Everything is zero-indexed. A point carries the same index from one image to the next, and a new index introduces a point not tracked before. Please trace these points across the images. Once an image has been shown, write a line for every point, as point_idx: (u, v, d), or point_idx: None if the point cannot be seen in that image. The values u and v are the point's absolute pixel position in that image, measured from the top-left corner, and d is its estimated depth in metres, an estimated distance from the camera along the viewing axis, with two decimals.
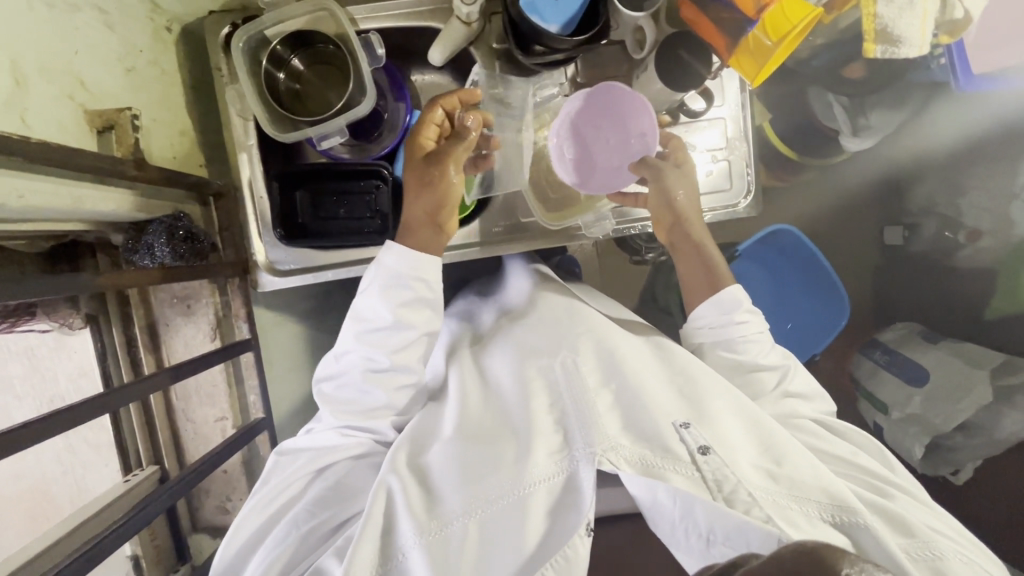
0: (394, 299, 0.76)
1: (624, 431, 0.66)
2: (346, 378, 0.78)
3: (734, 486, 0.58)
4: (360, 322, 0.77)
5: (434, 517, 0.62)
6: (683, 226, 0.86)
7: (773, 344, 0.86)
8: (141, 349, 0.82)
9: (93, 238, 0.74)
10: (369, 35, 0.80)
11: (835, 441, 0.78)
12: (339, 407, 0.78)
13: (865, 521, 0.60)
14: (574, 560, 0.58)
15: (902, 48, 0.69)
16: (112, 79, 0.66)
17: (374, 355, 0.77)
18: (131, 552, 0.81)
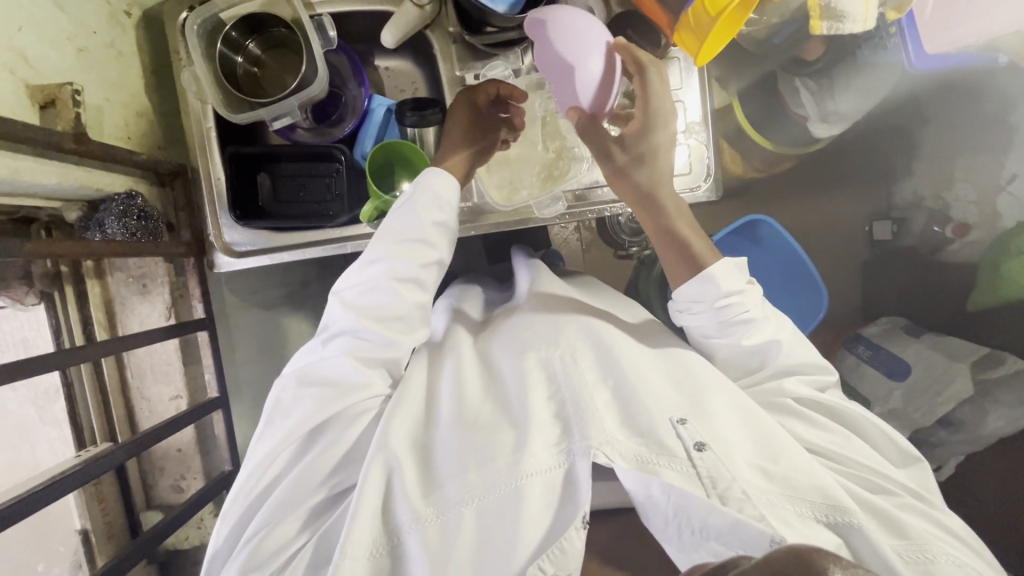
0: (430, 216, 0.75)
1: (621, 427, 0.67)
2: (370, 286, 0.74)
3: (728, 483, 0.61)
4: (391, 234, 0.74)
5: (429, 502, 0.64)
6: (651, 200, 0.73)
7: (765, 316, 0.77)
8: (96, 327, 0.83)
9: (47, 214, 0.74)
10: (321, 17, 0.80)
11: (846, 437, 0.75)
12: (363, 311, 0.73)
13: (854, 520, 0.62)
14: (569, 552, 0.60)
15: (847, 23, 0.69)
16: (59, 58, 0.67)
17: (400, 264, 0.74)
18: (80, 526, 0.84)
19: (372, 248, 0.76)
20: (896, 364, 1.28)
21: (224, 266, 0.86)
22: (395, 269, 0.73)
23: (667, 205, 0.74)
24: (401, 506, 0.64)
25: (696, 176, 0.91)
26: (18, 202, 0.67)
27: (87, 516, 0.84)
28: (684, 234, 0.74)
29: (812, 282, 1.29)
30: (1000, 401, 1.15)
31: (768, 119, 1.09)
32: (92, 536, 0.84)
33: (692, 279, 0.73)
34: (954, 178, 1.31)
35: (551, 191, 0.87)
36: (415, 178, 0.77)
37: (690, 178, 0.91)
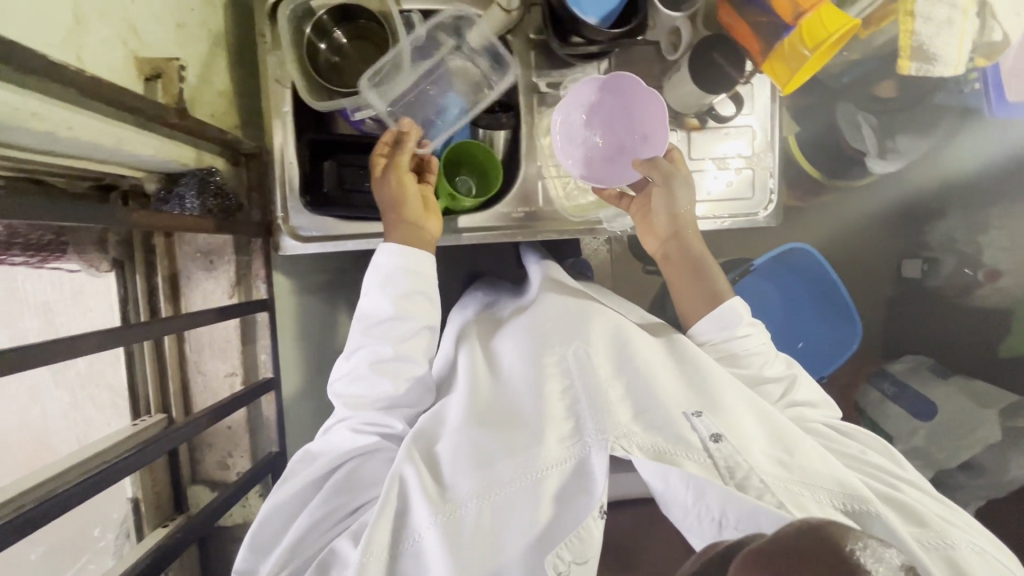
0: (393, 291, 0.75)
1: (636, 419, 0.66)
2: (361, 373, 0.75)
3: (746, 472, 0.60)
4: (370, 319, 0.76)
5: (446, 497, 0.62)
6: (678, 237, 0.85)
7: (777, 355, 0.84)
8: (161, 299, 0.83)
9: (128, 183, 0.75)
10: (410, 14, 0.84)
11: (846, 444, 0.77)
12: (353, 400, 0.75)
13: (876, 509, 0.61)
14: (588, 540, 0.58)
15: (937, 66, 0.69)
16: (163, 33, 0.68)
17: (377, 347, 0.75)
18: (131, 495, 0.84)
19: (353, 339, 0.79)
20: (922, 403, 1.31)
21: (289, 251, 0.86)
22: (373, 364, 0.75)
23: (688, 243, 0.86)
24: (416, 503, 0.62)
25: (758, 200, 0.93)
26: (108, 169, 0.67)
27: (138, 486, 0.84)
28: (706, 266, 0.84)
29: (846, 313, 1.33)
30: None
31: (819, 147, 1.12)
32: (141, 504, 0.84)
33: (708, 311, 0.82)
34: (988, 225, 1.32)
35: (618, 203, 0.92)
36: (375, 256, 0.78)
37: (750, 204, 0.93)
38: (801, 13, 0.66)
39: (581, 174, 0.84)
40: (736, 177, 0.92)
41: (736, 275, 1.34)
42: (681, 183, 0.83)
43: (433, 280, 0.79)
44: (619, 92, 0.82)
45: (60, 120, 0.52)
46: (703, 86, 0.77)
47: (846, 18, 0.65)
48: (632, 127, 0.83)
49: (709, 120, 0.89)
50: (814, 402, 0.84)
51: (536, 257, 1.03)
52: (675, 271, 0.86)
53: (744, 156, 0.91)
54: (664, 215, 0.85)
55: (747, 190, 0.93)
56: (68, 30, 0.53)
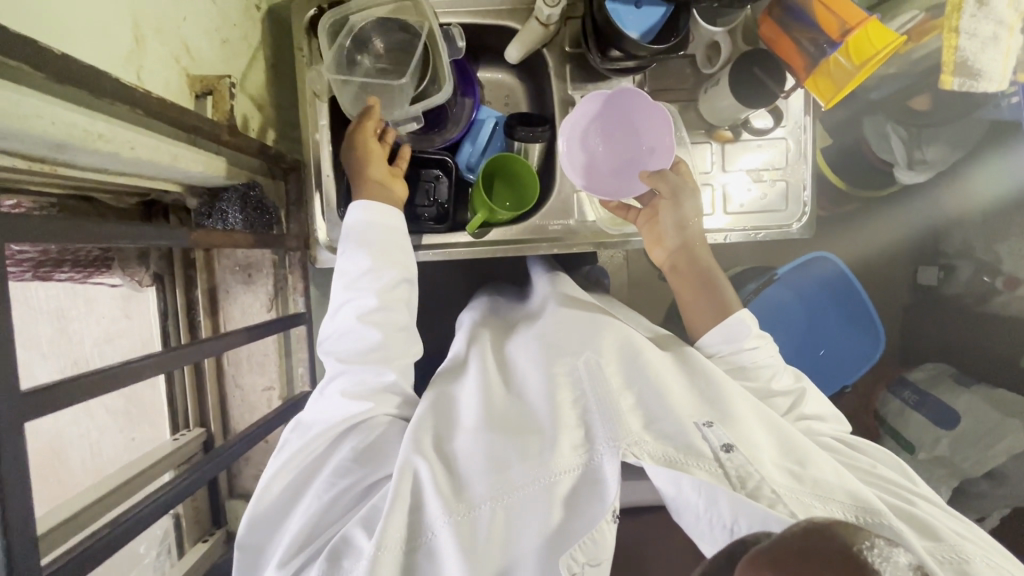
0: (366, 248, 0.75)
1: (646, 428, 0.63)
2: (342, 335, 0.75)
3: (758, 482, 0.56)
4: (344, 279, 0.76)
5: (460, 498, 0.60)
6: (687, 250, 0.84)
7: (785, 367, 0.83)
8: (200, 313, 0.83)
9: (171, 198, 0.75)
10: (449, 27, 0.81)
11: (855, 458, 0.74)
12: (341, 353, 0.74)
13: (890, 522, 0.55)
14: (600, 543, 0.56)
15: (981, 82, 0.69)
16: (211, 50, 0.69)
17: (357, 299, 0.75)
18: (172, 510, 0.84)
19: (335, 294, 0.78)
20: (944, 412, 1.31)
21: (326, 263, 0.86)
22: (346, 326, 0.74)
23: (695, 256, 0.85)
24: (431, 505, 0.60)
25: (792, 211, 0.93)
26: (156, 185, 0.67)
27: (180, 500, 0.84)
28: (715, 279, 0.84)
29: (870, 322, 1.34)
30: None
31: (847, 158, 1.13)
32: (182, 519, 0.84)
33: (716, 325, 0.81)
34: (1010, 231, 1.32)
35: None
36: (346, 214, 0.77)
37: (783, 216, 0.93)
38: (848, 30, 0.66)
39: (584, 184, 0.84)
40: (769, 189, 0.92)
41: (760, 285, 1.34)
42: (689, 196, 0.83)
43: (401, 232, 0.78)
44: (621, 106, 0.84)
45: (123, 140, 0.52)
46: (741, 98, 0.77)
47: (895, 35, 0.65)
48: (636, 138, 0.85)
49: (744, 133, 0.90)
50: (824, 416, 0.81)
51: (544, 268, 1.02)
52: (683, 284, 0.85)
53: (778, 168, 0.91)
54: (671, 228, 0.84)
55: (779, 202, 0.93)
56: (128, 51, 0.53)
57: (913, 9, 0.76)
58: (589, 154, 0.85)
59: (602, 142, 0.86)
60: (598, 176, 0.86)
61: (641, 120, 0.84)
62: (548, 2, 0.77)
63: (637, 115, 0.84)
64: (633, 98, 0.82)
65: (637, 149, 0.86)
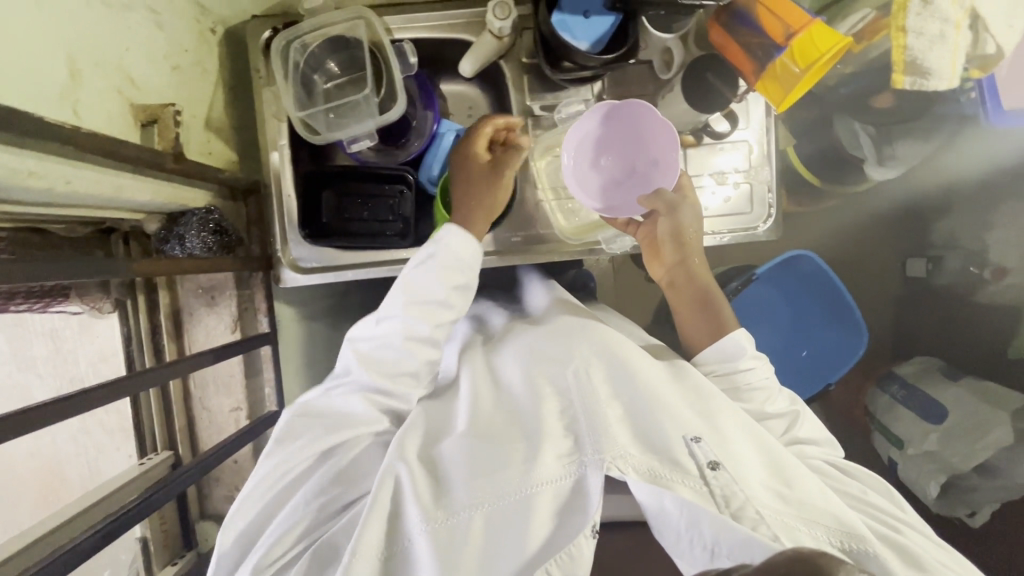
0: (448, 281, 0.75)
1: (633, 440, 0.62)
2: (383, 342, 0.74)
3: (742, 503, 0.57)
4: (411, 293, 0.74)
5: (440, 505, 0.60)
6: (686, 266, 0.85)
7: (779, 389, 0.81)
8: (165, 337, 0.84)
9: (128, 225, 0.76)
10: (402, 44, 0.82)
11: (847, 483, 0.73)
12: (375, 366, 0.73)
13: (873, 549, 0.57)
14: (580, 557, 0.56)
15: (931, 81, 0.68)
16: (159, 79, 0.69)
17: (415, 326, 0.74)
18: (141, 534, 0.84)
19: (388, 305, 0.75)
20: (933, 408, 1.29)
21: (289, 282, 0.87)
22: (390, 342, 0.73)
23: (696, 274, 0.85)
24: (410, 510, 0.60)
25: (756, 214, 0.92)
26: (109, 214, 0.68)
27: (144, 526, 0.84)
28: (714, 297, 0.84)
29: (855, 320, 1.31)
30: None
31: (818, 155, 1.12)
32: (150, 544, 0.84)
33: (713, 341, 0.81)
34: (996, 222, 1.30)
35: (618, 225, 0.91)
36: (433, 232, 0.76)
37: (749, 218, 0.92)
38: (793, 33, 0.65)
39: (599, 206, 0.81)
40: (734, 192, 0.92)
41: (740, 285, 1.33)
42: (689, 211, 0.83)
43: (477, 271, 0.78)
44: (623, 118, 0.81)
45: (58, 175, 0.52)
46: (695, 104, 0.77)
47: (838, 37, 0.64)
48: (644, 150, 0.81)
49: (705, 137, 0.89)
50: (818, 440, 0.80)
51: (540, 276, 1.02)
52: (682, 300, 0.85)
53: (742, 170, 0.91)
54: (670, 244, 0.84)
55: (744, 204, 0.92)
56: (64, 87, 0.53)
57: (863, 8, 0.75)
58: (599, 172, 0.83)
59: (610, 158, 0.83)
60: (609, 192, 0.83)
61: (646, 129, 0.80)
62: (499, 14, 0.78)
63: (643, 124, 0.80)
64: (638, 108, 0.80)
65: (642, 161, 0.82)
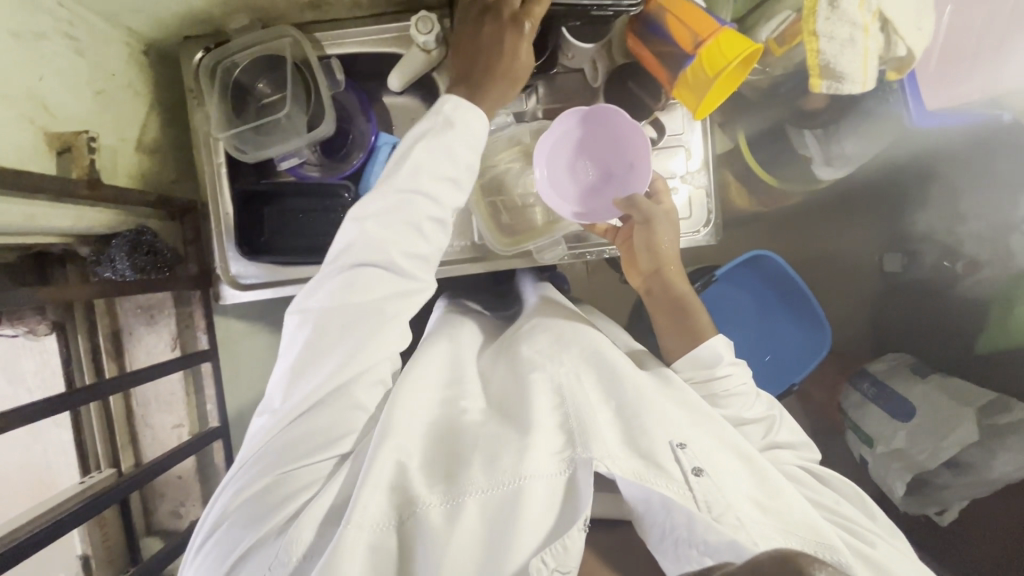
0: (460, 159, 0.70)
1: (621, 444, 0.64)
2: (386, 217, 0.68)
3: (723, 509, 0.59)
4: (426, 166, 0.69)
5: (435, 490, 0.61)
6: (661, 277, 0.83)
7: (759, 395, 0.82)
8: (104, 356, 0.87)
9: (60, 249, 0.77)
10: (329, 60, 0.83)
11: (823, 491, 0.75)
12: (370, 245, 0.67)
13: (846, 560, 0.59)
14: (570, 550, 0.57)
15: (845, 84, 0.67)
16: (78, 103, 0.70)
17: (426, 212, 0.69)
18: (81, 552, 0.86)
19: (392, 177, 0.69)
20: (901, 405, 1.26)
21: (230, 298, 0.89)
22: (400, 236, 0.68)
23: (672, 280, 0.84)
24: (408, 495, 0.61)
25: (697, 218, 0.92)
26: (33, 240, 0.70)
27: (86, 542, 0.86)
28: (688, 304, 0.82)
29: (815, 319, 1.30)
30: (1010, 446, 1.12)
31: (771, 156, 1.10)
32: (91, 562, 0.86)
33: (688, 348, 0.80)
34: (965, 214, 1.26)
35: (552, 233, 0.87)
36: (446, 98, 0.70)
37: (689, 223, 0.92)
38: (700, 41, 0.66)
39: (575, 213, 0.80)
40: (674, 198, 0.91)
41: (701, 286, 1.30)
42: (662, 222, 0.81)
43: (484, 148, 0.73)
44: (602, 125, 0.81)
45: None
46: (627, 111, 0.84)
47: (745, 43, 0.64)
48: (620, 156, 0.81)
49: None
50: (796, 445, 0.80)
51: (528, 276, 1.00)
52: (655, 307, 0.84)
53: (682, 176, 0.91)
54: (643, 252, 0.83)
55: (684, 210, 0.92)
56: None
57: (784, 10, 0.75)
58: (578, 172, 0.83)
59: (589, 160, 0.83)
60: (586, 200, 0.83)
61: (625, 135, 0.80)
62: (421, 28, 0.78)
63: (626, 129, 0.79)
64: (618, 113, 0.79)
65: (619, 166, 0.82)
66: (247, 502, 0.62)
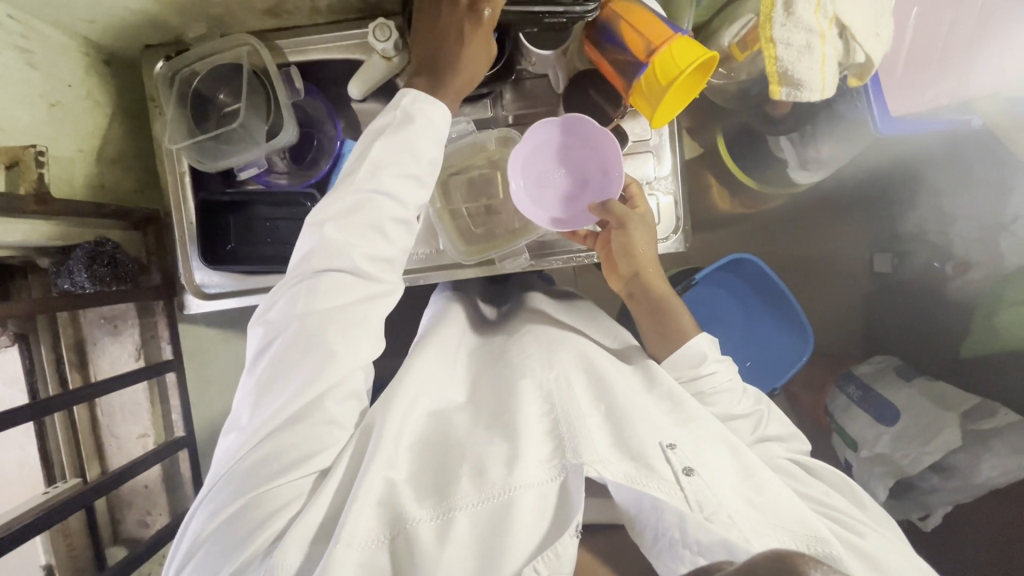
0: (427, 153, 0.69)
1: (612, 448, 0.64)
2: (349, 216, 0.66)
3: (715, 507, 0.59)
4: (387, 162, 0.67)
5: (428, 500, 0.62)
6: (640, 279, 0.83)
7: (745, 389, 0.81)
8: (68, 366, 0.87)
9: (21, 261, 0.78)
10: (290, 69, 0.83)
11: (816, 483, 0.74)
12: (334, 245, 0.66)
13: (837, 553, 0.59)
14: (563, 556, 0.57)
15: (805, 92, 0.65)
16: (28, 116, 0.70)
17: (391, 208, 0.68)
18: (45, 561, 0.85)
19: (355, 176, 0.67)
20: (886, 409, 1.23)
21: (194, 308, 0.88)
22: (362, 239, 0.67)
23: (651, 282, 0.83)
24: (398, 506, 0.61)
25: (664, 226, 0.90)
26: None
27: (51, 551, 0.86)
28: (669, 304, 0.82)
29: (797, 323, 1.28)
30: (995, 450, 1.12)
31: (749, 158, 1.07)
32: (55, 570, 0.86)
33: (673, 350, 0.80)
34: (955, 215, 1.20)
35: (513, 245, 0.86)
36: (407, 93, 0.68)
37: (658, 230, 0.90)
38: (654, 49, 0.64)
39: (551, 221, 0.78)
40: None
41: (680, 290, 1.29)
42: (636, 224, 0.81)
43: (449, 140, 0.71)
44: (577, 135, 0.81)
45: None
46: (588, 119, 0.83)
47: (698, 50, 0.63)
48: (594, 162, 0.80)
49: None
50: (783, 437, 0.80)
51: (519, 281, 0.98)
52: (639, 311, 0.84)
53: (650, 182, 0.89)
54: (622, 256, 0.83)
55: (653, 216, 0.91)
56: None
57: (745, 14, 0.73)
58: (553, 182, 0.81)
59: (562, 168, 0.81)
60: (562, 208, 0.81)
61: (596, 141, 0.79)
62: (379, 36, 0.77)
63: (598, 134, 0.78)
64: (586, 120, 0.78)
65: (595, 173, 0.80)
66: (223, 526, 0.60)
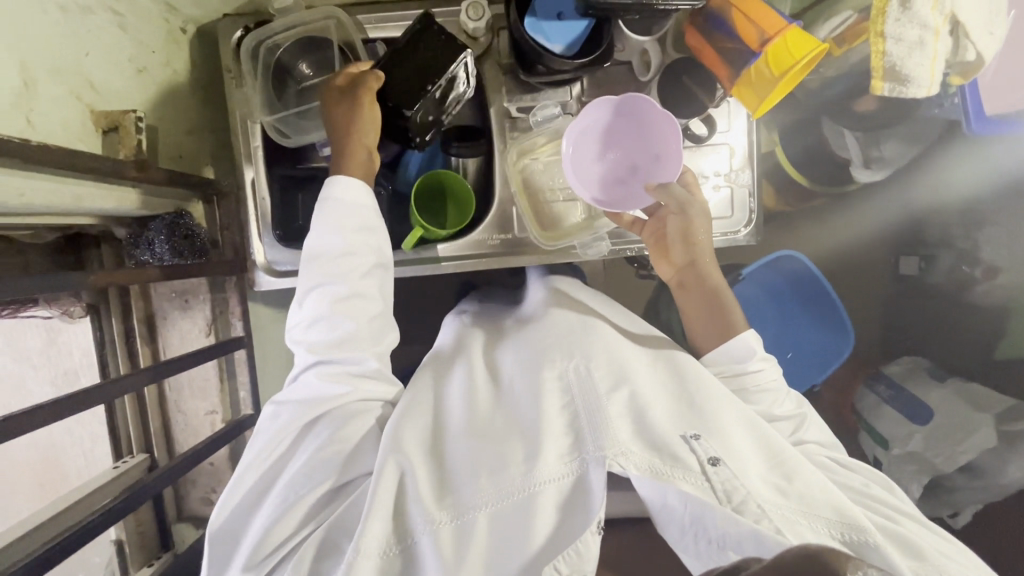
0: (345, 226, 0.69)
1: (636, 437, 0.59)
2: (315, 317, 0.69)
3: (744, 496, 0.53)
4: (315, 256, 0.69)
5: (444, 505, 0.58)
6: (696, 269, 0.82)
7: (788, 392, 0.79)
8: (138, 341, 0.89)
9: (98, 230, 0.77)
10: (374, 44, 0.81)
11: (846, 475, 0.70)
12: (314, 343, 0.69)
13: (875, 540, 0.54)
14: (587, 555, 0.51)
15: (910, 87, 0.67)
16: (121, 80, 0.69)
17: (332, 284, 0.68)
18: (116, 537, 0.86)
19: (304, 278, 0.71)
20: (916, 406, 1.21)
21: (265, 285, 0.86)
22: (331, 287, 0.68)
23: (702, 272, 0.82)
24: (415, 509, 0.58)
25: (737, 218, 0.90)
26: (73, 220, 0.69)
27: (122, 527, 0.87)
28: (720, 297, 0.81)
29: (836, 320, 1.28)
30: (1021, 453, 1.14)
31: (808, 156, 1.07)
32: (125, 546, 0.87)
33: (721, 342, 0.79)
34: (983, 220, 1.23)
35: (594, 229, 0.87)
36: (322, 190, 0.70)
37: (730, 222, 0.90)
38: (768, 39, 0.67)
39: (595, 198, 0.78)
40: (715, 194, 0.89)
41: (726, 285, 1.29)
42: (695, 209, 0.80)
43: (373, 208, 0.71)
44: (629, 115, 0.79)
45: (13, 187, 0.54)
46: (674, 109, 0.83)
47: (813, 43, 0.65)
48: (646, 145, 0.79)
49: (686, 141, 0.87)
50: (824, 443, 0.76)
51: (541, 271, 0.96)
52: (689, 302, 0.82)
53: (723, 173, 0.89)
54: (677, 242, 0.82)
55: (726, 208, 0.90)
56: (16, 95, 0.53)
57: (845, 11, 0.74)
58: (601, 159, 0.79)
59: (613, 149, 0.80)
60: (607, 190, 0.79)
61: (653, 124, 0.77)
62: (471, 14, 0.80)
63: (663, 120, 0.76)
64: (650, 102, 0.76)
65: (648, 152, 0.79)
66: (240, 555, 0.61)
